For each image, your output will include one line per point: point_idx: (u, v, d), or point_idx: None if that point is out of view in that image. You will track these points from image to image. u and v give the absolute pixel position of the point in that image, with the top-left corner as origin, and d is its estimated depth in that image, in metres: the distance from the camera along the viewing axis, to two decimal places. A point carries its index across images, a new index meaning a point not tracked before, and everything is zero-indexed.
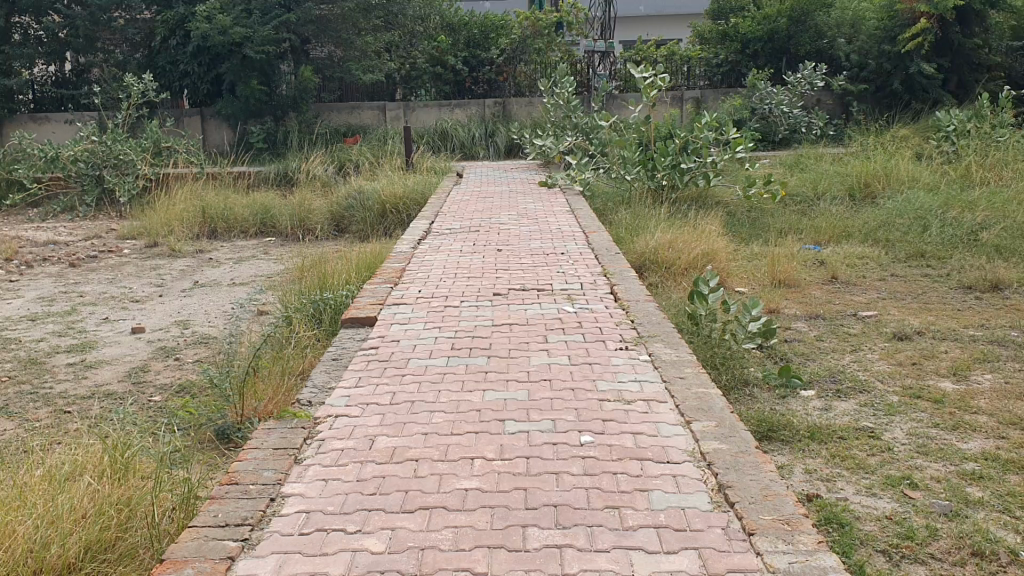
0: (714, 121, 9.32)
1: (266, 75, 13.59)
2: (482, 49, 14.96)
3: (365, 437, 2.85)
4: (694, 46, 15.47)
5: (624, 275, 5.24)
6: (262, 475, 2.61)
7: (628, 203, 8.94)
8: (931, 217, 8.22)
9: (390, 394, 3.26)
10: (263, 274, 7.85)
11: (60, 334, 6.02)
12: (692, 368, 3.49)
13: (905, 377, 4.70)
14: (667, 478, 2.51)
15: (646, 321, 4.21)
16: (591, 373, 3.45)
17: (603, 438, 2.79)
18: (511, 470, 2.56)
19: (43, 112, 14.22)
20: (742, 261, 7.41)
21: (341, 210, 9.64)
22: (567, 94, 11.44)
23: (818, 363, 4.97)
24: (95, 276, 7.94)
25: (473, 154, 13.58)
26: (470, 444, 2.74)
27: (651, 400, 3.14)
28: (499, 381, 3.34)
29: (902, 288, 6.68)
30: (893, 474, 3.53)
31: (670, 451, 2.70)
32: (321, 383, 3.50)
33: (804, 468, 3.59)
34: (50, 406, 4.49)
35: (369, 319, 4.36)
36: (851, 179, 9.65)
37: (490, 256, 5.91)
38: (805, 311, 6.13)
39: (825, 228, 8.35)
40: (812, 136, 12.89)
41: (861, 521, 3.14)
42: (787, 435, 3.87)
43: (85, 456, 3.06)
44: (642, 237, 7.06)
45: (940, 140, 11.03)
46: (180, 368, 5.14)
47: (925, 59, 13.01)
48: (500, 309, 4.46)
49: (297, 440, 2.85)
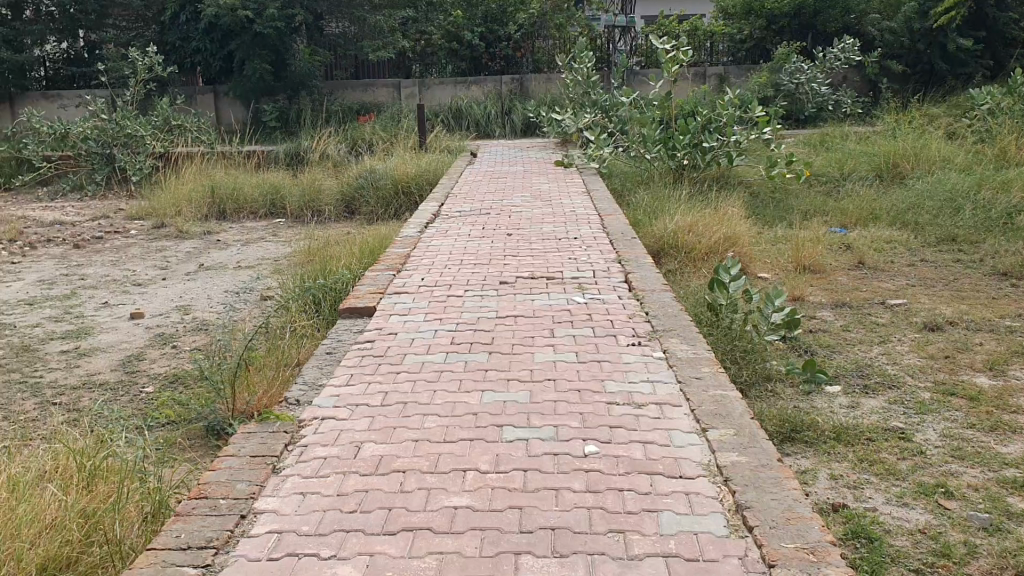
0: (738, 99, 9.00)
1: (279, 52, 13.26)
2: (498, 24, 14.61)
3: (352, 444, 2.62)
4: (718, 21, 15.08)
5: (640, 262, 4.99)
6: (235, 487, 2.37)
7: (647, 183, 8.68)
8: (963, 199, 7.91)
9: (382, 394, 3.03)
10: (270, 257, 7.63)
11: (56, 319, 5.83)
12: (710, 368, 3.22)
13: (937, 372, 4.43)
14: (679, 497, 2.26)
15: (660, 314, 3.95)
16: (601, 371, 3.20)
17: (610, 448, 2.54)
18: (508, 485, 2.32)
19: (55, 89, 14.07)
20: (766, 245, 7.11)
21: (352, 191, 9.37)
22: (586, 70, 11.09)
23: (844, 355, 4.71)
24: (99, 257, 7.77)
25: (489, 133, 13.28)
26: (463, 454, 2.50)
27: (665, 403, 2.89)
28: (499, 381, 3.10)
29: (932, 274, 6.39)
30: (926, 482, 3.27)
31: (684, 464, 2.45)
32: (311, 379, 3.28)
33: (829, 473, 3.35)
34: (38, 397, 4.31)
35: (369, 309, 4.13)
36: (878, 159, 9.30)
37: (500, 240, 5.68)
38: (831, 299, 5.84)
39: (852, 211, 8.03)
40: (839, 115, 12.52)
41: (892, 535, 2.90)
42: (810, 437, 3.63)
43: (53, 462, 2.85)
44: (661, 220, 6.78)
45: (973, 119, 10.62)
46: (176, 357, 4.93)
47: (960, 35, 12.64)
48: (506, 300, 4.22)
49: (277, 447, 2.62)
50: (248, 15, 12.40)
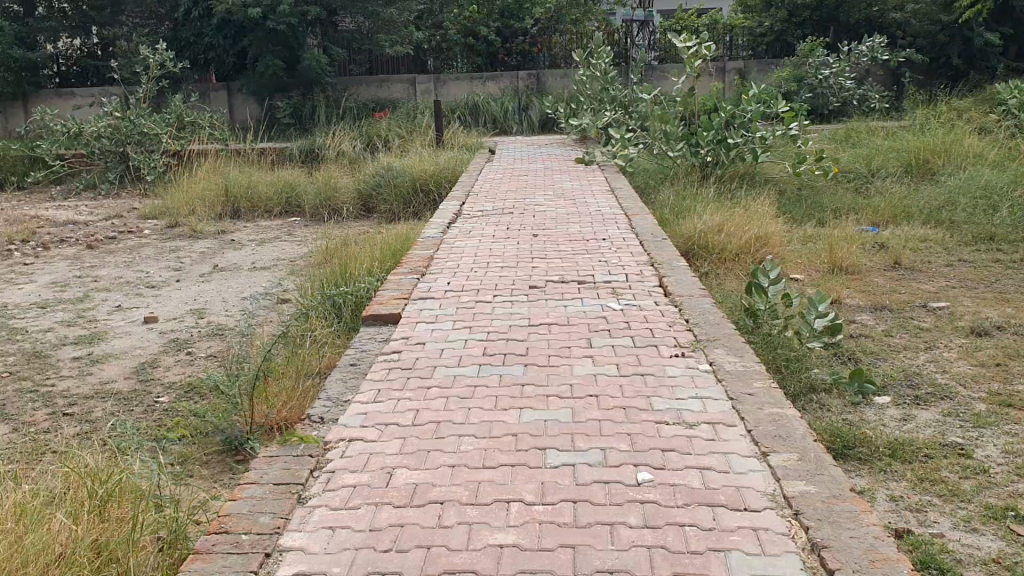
0: (764, 94, 8.76)
1: (292, 48, 13.07)
2: (516, 19, 14.30)
3: (383, 469, 2.42)
4: (738, 14, 14.85)
5: (673, 265, 4.77)
6: (258, 521, 2.18)
7: (671, 181, 8.45)
8: (998, 197, 7.66)
9: (413, 412, 2.82)
10: (286, 258, 7.44)
11: (69, 323, 5.66)
12: (762, 383, 3.00)
13: (990, 382, 4.19)
14: (746, 534, 2.05)
15: (702, 322, 3.73)
16: (645, 387, 2.99)
17: (665, 476, 2.32)
18: (557, 520, 2.11)
19: (68, 87, 13.94)
20: (796, 244, 6.88)
21: (369, 189, 9.16)
22: (604, 66, 10.83)
23: (889, 363, 4.47)
24: (112, 258, 7.61)
25: (506, 130, 13.07)
26: (506, 482, 2.30)
27: (718, 423, 2.68)
28: (538, 398, 2.89)
29: (973, 275, 6.14)
30: (994, 504, 3.05)
31: (747, 494, 2.24)
32: (335, 395, 3.08)
33: (888, 494, 3.12)
34: (49, 407, 4.14)
35: (393, 316, 3.94)
36: (908, 155, 9.04)
37: (525, 241, 5.48)
38: (869, 301, 5.60)
39: (884, 209, 7.78)
40: (864, 110, 12.25)
41: (964, 566, 2.68)
42: (864, 454, 3.41)
43: (64, 486, 2.67)
44: (689, 220, 6.55)
45: (1001, 114, 10.38)
46: (191, 364, 4.75)
47: (987, 29, 12.35)
48: (538, 306, 4.01)
49: (303, 473, 2.42)
50: (261, 12, 12.22)
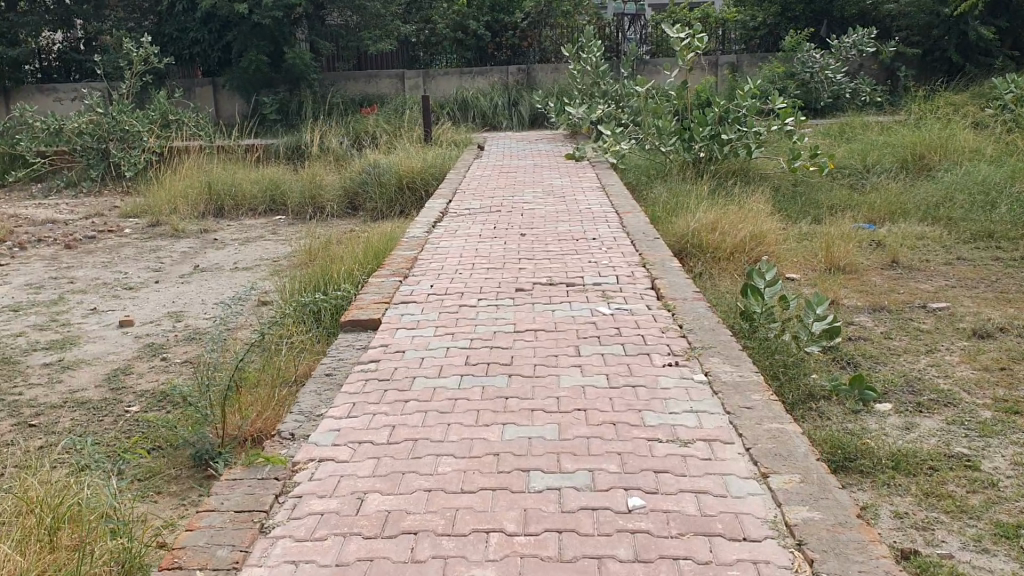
0: (758, 90, 8.58)
1: (278, 43, 12.86)
2: (506, 13, 14.02)
3: (353, 494, 2.24)
4: (729, 7, 14.68)
5: (666, 266, 4.59)
6: (216, 555, 2.01)
7: (663, 177, 8.29)
8: (996, 193, 7.52)
9: (389, 429, 2.65)
10: (269, 257, 7.25)
11: (41, 328, 5.46)
12: (761, 396, 2.83)
13: (995, 387, 4.02)
14: (746, 568, 1.88)
15: (696, 328, 3.56)
16: (636, 400, 2.81)
17: (657, 501, 2.15)
18: (540, 553, 1.94)
19: (50, 82, 13.70)
20: (792, 242, 6.71)
21: (354, 186, 8.97)
22: (594, 59, 10.66)
23: (889, 368, 4.31)
24: (90, 259, 7.40)
25: (495, 124, 12.89)
26: (485, 509, 2.12)
27: (714, 441, 2.51)
28: (522, 413, 2.71)
29: (971, 274, 5.99)
30: (1004, 521, 2.88)
31: (746, 521, 2.07)
32: (307, 409, 2.90)
33: (892, 510, 2.96)
34: (13, 418, 3.95)
35: (372, 322, 3.76)
36: (903, 151, 8.84)
37: (513, 241, 5.30)
38: (867, 302, 5.44)
39: (881, 206, 7.61)
40: (858, 103, 12.08)
41: None
42: (866, 466, 3.24)
43: (11, 509, 2.46)
44: (682, 217, 6.38)
45: (998, 108, 10.24)
46: (165, 370, 4.56)
47: (982, 23, 12.18)
48: (523, 311, 3.84)
49: (268, 499, 2.25)
50: (246, 7, 12.03)
